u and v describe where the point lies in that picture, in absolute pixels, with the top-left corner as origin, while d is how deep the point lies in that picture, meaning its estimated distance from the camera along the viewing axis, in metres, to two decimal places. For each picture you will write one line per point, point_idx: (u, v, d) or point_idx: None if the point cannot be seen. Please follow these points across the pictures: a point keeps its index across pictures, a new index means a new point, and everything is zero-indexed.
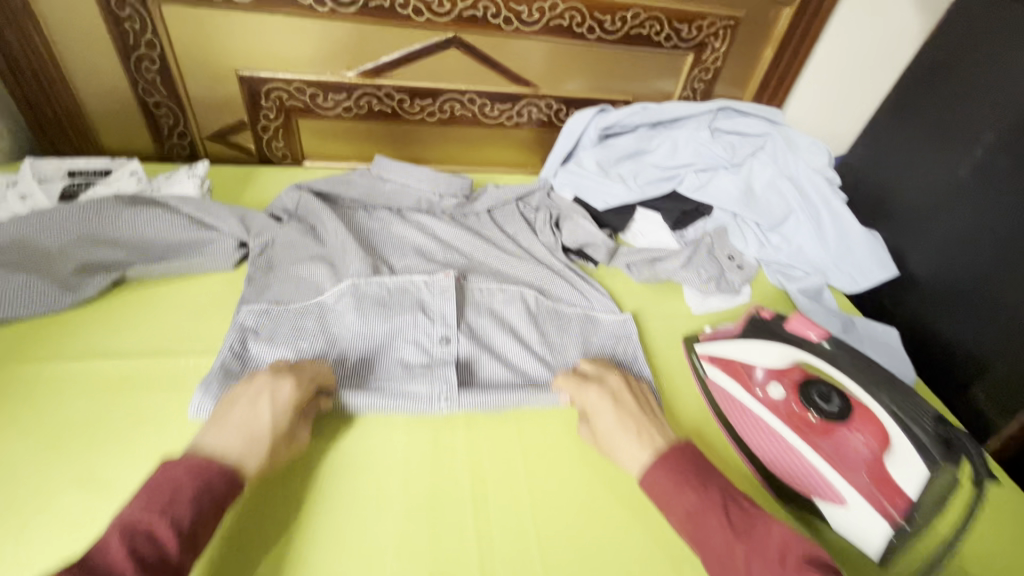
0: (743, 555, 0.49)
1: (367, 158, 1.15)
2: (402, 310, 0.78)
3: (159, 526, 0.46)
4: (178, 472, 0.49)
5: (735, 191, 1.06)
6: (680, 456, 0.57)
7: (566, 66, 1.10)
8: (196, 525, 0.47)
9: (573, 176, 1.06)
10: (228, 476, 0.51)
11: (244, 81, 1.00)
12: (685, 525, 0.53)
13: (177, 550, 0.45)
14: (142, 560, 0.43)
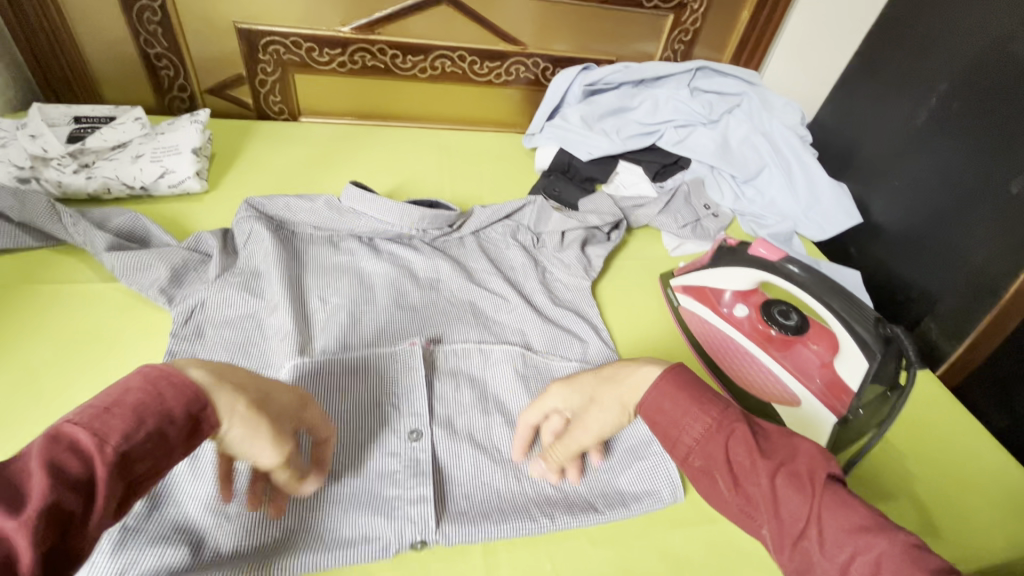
0: (766, 473, 0.43)
1: (361, 114, 1.19)
2: (364, 392, 0.66)
3: (87, 443, 0.35)
4: (134, 380, 0.40)
5: (712, 145, 1.12)
6: (683, 374, 0.50)
7: (552, 26, 1.14)
8: (135, 448, 0.37)
9: (558, 130, 1.12)
10: (188, 396, 0.40)
11: (243, 35, 1.03)
12: (700, 444, 0.47)
13: (107, 474, 0.35)
14: (57, 477, 0.34)
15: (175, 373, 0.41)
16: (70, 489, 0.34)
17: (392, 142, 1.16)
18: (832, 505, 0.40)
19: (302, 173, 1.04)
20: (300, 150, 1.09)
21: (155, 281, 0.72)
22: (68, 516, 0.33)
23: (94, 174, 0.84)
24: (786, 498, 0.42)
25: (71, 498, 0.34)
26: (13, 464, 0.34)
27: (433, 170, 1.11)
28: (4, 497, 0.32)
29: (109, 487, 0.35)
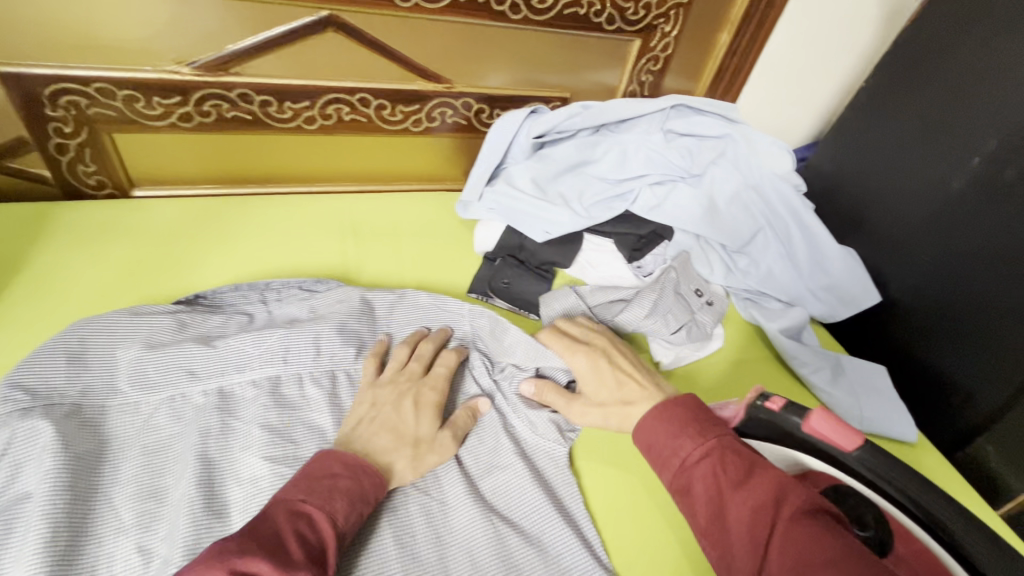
0: (735, 505, 0.46)
1: (228, 181, 0.85)
2: None
3: (321, 517, 0.47)
4: (335, 466, 0.51)
5: (698, 210, 0.87)
6: (676, 407, 0.54)
7: (485, 55, 0.85)
8: (347, 526, 0.48)
9: (502, 198, 0.84)
10: (376, 486, 0.52)
11: (13, 82, 0.67)
12: (679, 475, 0.50)
13: (331, 545, 0.46)
14: (304, 543, 0.44)
15: (350, 453, 0.53)
16: (310, 555, 0.44)
17: (272, 217, 0.82)
18: (791, 542, 0.41)
19: (125, 288, 0.69)
20: (125, 249, 0.74)
21: None
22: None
23: None
24: (750, 531, 0.44)
25: (308, 561, 0.44)
26: (268, 527, 0.44)
27: (333, 259, 0.79)
28: (274, 549, 0.43)
29: (332, 555, 0.46)
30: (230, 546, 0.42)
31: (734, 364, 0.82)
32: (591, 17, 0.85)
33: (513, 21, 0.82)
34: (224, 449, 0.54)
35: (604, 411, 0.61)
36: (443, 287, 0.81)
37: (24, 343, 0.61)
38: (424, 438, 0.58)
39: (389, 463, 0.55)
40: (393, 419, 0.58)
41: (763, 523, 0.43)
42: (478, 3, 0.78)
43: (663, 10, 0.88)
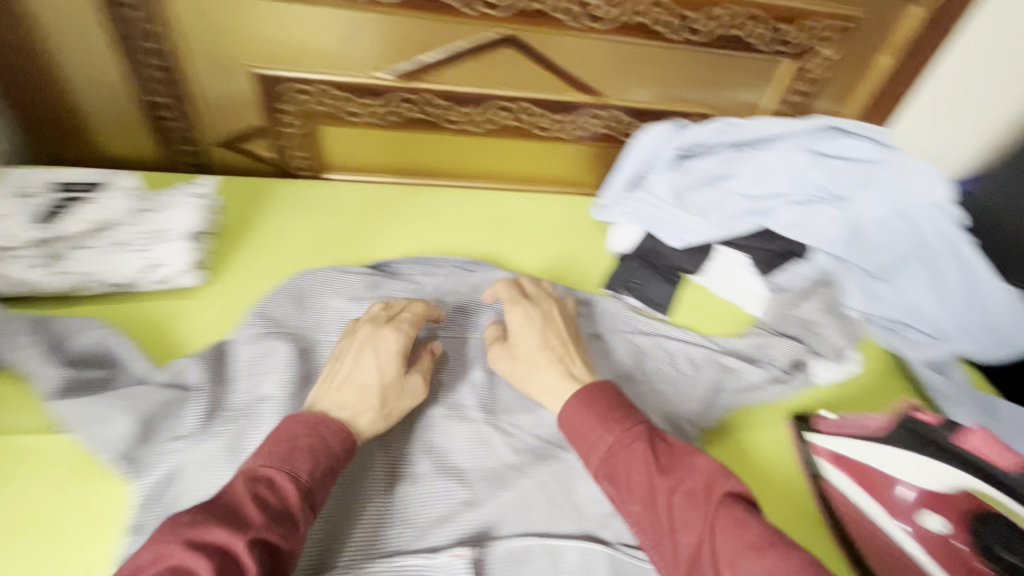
0: (664, 492, 0.49)
1: (401, 172, 0.99)
2: None
3: (280, 478, 0.48)
4: (296, 427, 0.53)
5: (838, 231, 0.88)
6: (599, 392, 0.58)
7: (639, 72, 0.92)
8: (314, 481, 0.50)
9: (642, 204, 0.90)
10: (341, 436, 0.54)
11: (263, 82, 0.85)
12: (605, 459, 0.54)
13: (298, 502, 0.48)
14: (264, 506, 0.46)
15: (313, 413, 0.54)
16: (275, 516, 0.46)
17: (435, 204, 0.94)
18: (724, 531, 0.45)
19: (323, 252, 0.84)
20: (323, 221, 0.88)
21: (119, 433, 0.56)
22: (275, 534, 0.45)
23: (67, 270, 0.68)
24: (683, 515, 0.48)
25: (274, 525, 0.46)
26: (228, 499, 0.46)
27: (483, 245, 0.89)
28: (234, 518, 0.45)
29: (299, 512, 0.48)
30: (186, 520, 0.44)
31: (866, 390, 0.80)
32: (748, 39, 0.88)
33: (672, 42, 0.87)
34: None
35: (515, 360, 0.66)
36: (578, 280, 0.88)
37: (257, 286, 0.76)
38: (391, 385, 0.60)
39: (354, 417, 0.57)
40: (356, 376, 0.59)
41: (694, 509, 0.48)
42: (641, 25, 0.85)
43: (823, 33, 0.89)
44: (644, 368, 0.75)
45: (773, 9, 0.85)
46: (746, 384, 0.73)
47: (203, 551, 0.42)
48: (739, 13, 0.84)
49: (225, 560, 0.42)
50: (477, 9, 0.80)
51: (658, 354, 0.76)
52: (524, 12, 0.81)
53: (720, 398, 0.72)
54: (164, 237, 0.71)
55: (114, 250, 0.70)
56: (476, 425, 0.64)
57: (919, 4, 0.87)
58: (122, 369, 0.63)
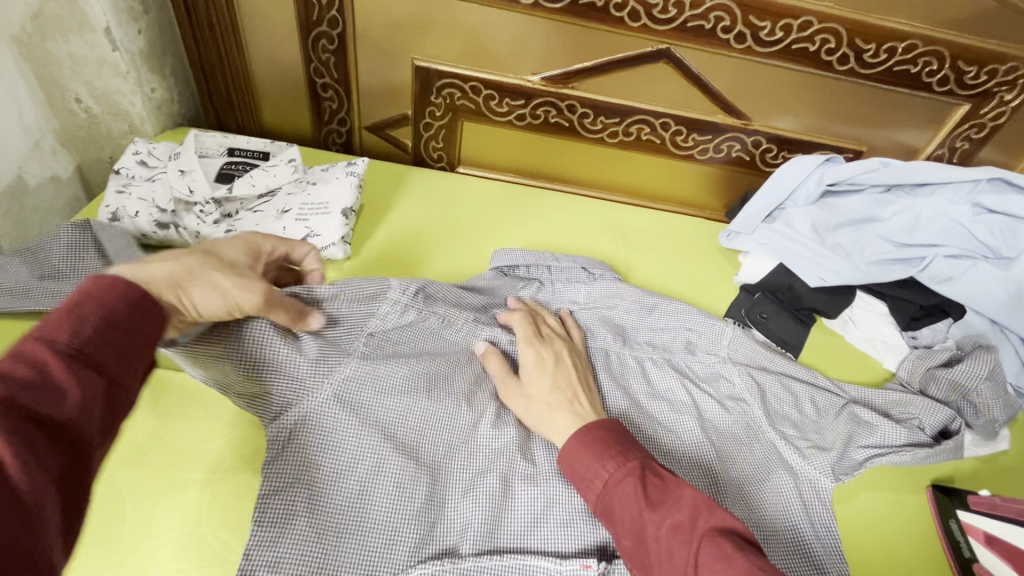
0: (653, 526, 0.46)
1: (527, 173, 1.01)
2: None
3: (47, 351, 0.33)
4: (74, 296, 0.36)
5: (1001, 294, 0.80)
6: (600, 430, 0.54)
7: (794, 101, 0.88)
8: (101, 346, 0.35)
9: (777, 237, 0.85)
10: (131, 292, 0.38)
11: (419, 73, 0.89)
12: (600, 496, 0.50)
13: (62, 369, 0.33)
14: (17, 387, 0.31)
15: (102, 280, 0.37)
16: (31, 396, 0.31)
17: (559, 210, 0.95)
18: (711, 565, 0.42)
19: (452, 243, 0.85)
20: (454, 213, 0.90)
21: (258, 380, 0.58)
22: (47, 413, 0.32)
23: (234, 228, 0.73)
24: (670, 549, 0.45)
25: (25, 402, 0.31)
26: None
27: (605, 256, 0.89)
28: None
29: (83, 383, 0.33)
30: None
31: (1018, 472, 0.72)
32: (922, 77, 0.83)
33: (837, 72, 0.83)
34: None
35: (527, 400, 0.62)
36: (699, 304, 0.85)
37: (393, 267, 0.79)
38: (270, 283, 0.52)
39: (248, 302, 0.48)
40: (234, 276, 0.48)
41: (681, 544, 0.45)
42: (807, 52, 0.81)
43: (1010, 79, 0.82)
44: (768, 406, 0.69)
45: (959, 48, 0.79)
46: (885, 443, 0.65)
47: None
48: (918, 48, 0.79)
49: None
50: (641, 22, 0.80)
51: (783, 394, 0.70)
52: (687, 28, 0.80)
53: (855, 451, 0.65)
54: (319, 209, 0.76)
55: (277, 215, 0.74)
56: None
57: None
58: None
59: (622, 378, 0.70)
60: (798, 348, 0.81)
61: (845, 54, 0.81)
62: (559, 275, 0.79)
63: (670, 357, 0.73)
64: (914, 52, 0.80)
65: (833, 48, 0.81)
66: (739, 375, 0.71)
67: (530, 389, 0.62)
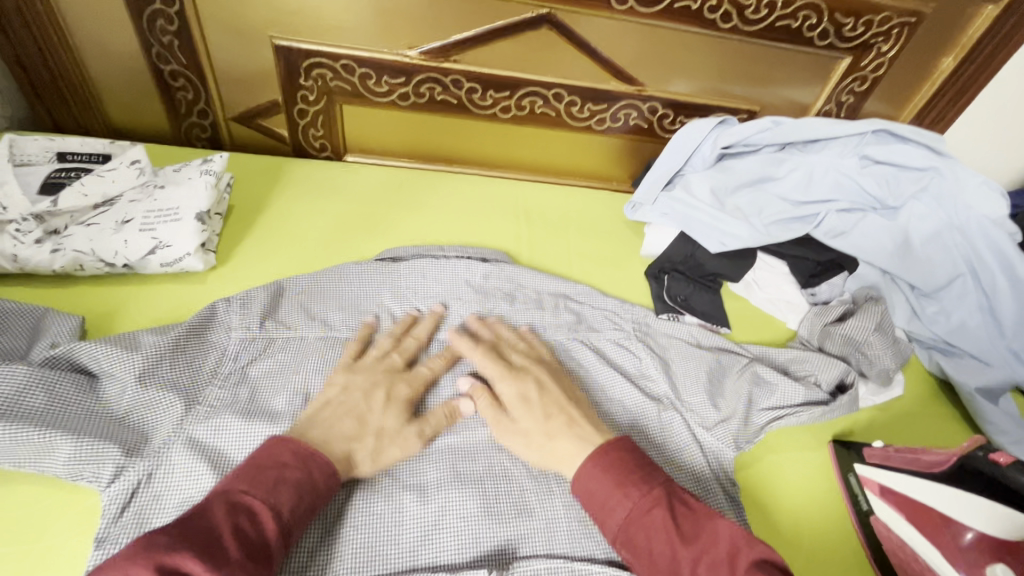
0: (689, 565, 0.42)
1: (421, 156, 0.94)
2: None
3: (262, 512, 0.42)
4: (284, 455, 0.46)
5: (889, 243, 0.82)
6: (616, 452, 0.50)
7: (684, 62, 0.85)
8: (295, 519, 0.43)
9: (678, 206, 0.83)
10: (328, 473, 0.47)
11: (282, 53, 0.79)
12: (624, 527, 0.46)
13: (275, 539, 0.41)
14: (242, 539, 0.39)
15: (302, 441, 0.48)
16: (248, 548, 0.39)
17: (457, 195, 0.89)
18: None
19: (335, 240, 0.77)
20: (339, 206, 0.82)
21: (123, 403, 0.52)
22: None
23: (62, 246, 0.62)
24: None
25: (251, 562, 0.39)
26: (203, 526, 0.39)
27: (506, 239, 0.84)
28: (209, 548, 0.37)
29: (276, 550, 0.41)
30: (155, 547, 0.36)
31: (911, 414, 0.75)
32: (804, 31, 0.82)
33: (721, 30, 0.81)
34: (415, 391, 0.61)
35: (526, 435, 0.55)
36: (607, 281, 0.82)
37: (263, 273, 0.70)
38: (392, 430, 0.54)
39: (349, 453, 0.51)
40: (358, 405, 0.54)
41: None
42: (690, 10, 0.79)
43: (885, 29, 0.83)
44: (674, 379, 0.67)
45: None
46: (787, 403, 0.65)
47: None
48: (796, 2, 0.78)
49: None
50: None
51: (689, 365, 0.69)
52: None
53: (757, 415, 0.65)
54: (169, 215, 0.66)
55: (116, 227, 0.64)
56: None
57: (990, 2, 0.81)
58: (104, 372, 0.53)
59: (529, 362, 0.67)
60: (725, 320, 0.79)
61: (727, 12, 0.79)
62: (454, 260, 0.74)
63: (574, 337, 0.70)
64: (792, 6, 0.79)
65: (715, 5, 0.78)
66: (642, 353, 0.69)
67: (518, 415, 0.56)
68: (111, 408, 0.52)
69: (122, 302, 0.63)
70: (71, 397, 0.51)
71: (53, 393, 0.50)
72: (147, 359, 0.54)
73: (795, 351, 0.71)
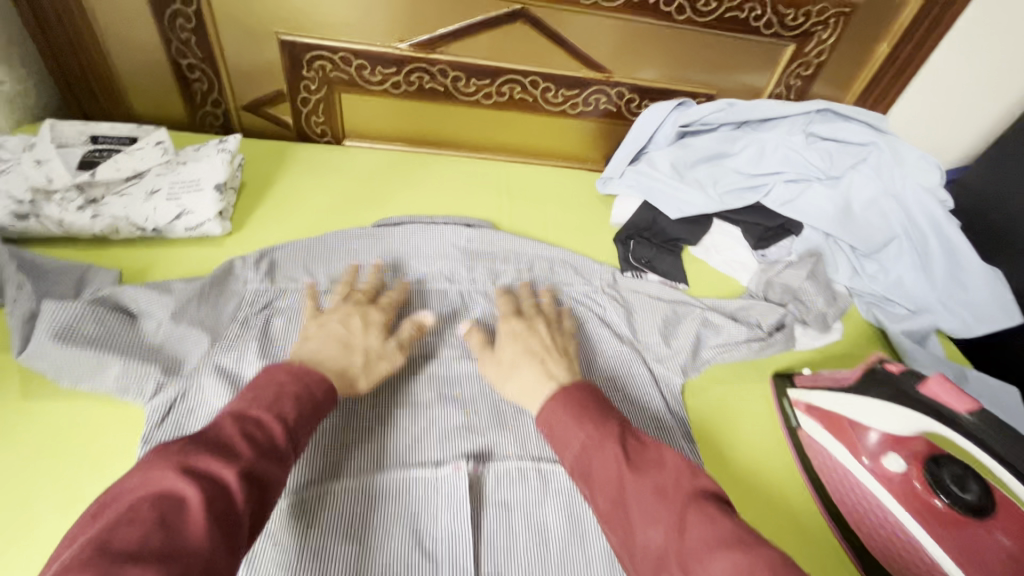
0: (634, 486, 0.45)
1: (412, 140, 1.04)
2: (394, 539, 0.53)
3: (268, 419, 0.45)
4: (281, 374, 0.50)
5: (831, 209, 0.92)
6: (576, 393, 0.54)
7: (646, 51, 0.95)
8: (298, 426, 0.47)
9: (642, 178, 0.93)
10: (323, 385, 0.51)
11: (287, 47, 0.89)
12: (580, 457, 0.49)
13: (284, 438, 0.45)
14: (254, 443, 0.43)
15: (295, 363, 0.51)
16: (261, 452, 0.43)
17: (445, 173, 0.99)
18: (697, 521, 0.41)
19: (337, 211, 0.87)
20: (339, 183, 0.92)
21: (157, 339, 0.62)
22: (264, 472, 0.42)
23: (101, 212, 0.72)
24: (652, 509, 0.43)
25: (263, 459, 0.42)
26: (215, 433, 0.42)
27: (489, 210, 0.94)
28: (222, 449, 0.41)
29: (286, 452, 0.44)
30: (178, 449, 0.39)
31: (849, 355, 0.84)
32: (751, 22, 0.92)
33: (677, 21, 0.91)
34: (409, 331, 0.71)
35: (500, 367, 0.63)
36: (579, 246, 0.92)
37: (274, 238, 0.80)
38: (374, 350, 0.61)
39: (337, 365, 0.57)
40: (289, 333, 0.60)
41: (659, 506, 0.43)
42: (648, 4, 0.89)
43: (823, 18, 0.93)
44: (633, 322, 0.77)
45: None
46: (729, 339, 0.75)
47: (194, 479, 0.38)
48: None
49: (216, 493, 0.38)
50: None
51: (648, 311, 0.79)
52: None
53: (704, 352, 0.75)
54: (192, 187, 0.76)
55: (146, 197, 0.74)
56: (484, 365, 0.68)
57: None
58: (143, 312, 0.63)
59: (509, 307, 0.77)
60: (685, 279, 0.89)
61: (681, 5, 0.89)
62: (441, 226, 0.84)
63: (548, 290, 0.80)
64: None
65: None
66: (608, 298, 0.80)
67: (502, 353, 0.64)
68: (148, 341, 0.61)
69: (152, 261, 0.73)
70: (117, 330, 0.60)
71: (103, 326, 0.59)
72: (180, 300, 0.64)
73: (742, 301, 0.81)
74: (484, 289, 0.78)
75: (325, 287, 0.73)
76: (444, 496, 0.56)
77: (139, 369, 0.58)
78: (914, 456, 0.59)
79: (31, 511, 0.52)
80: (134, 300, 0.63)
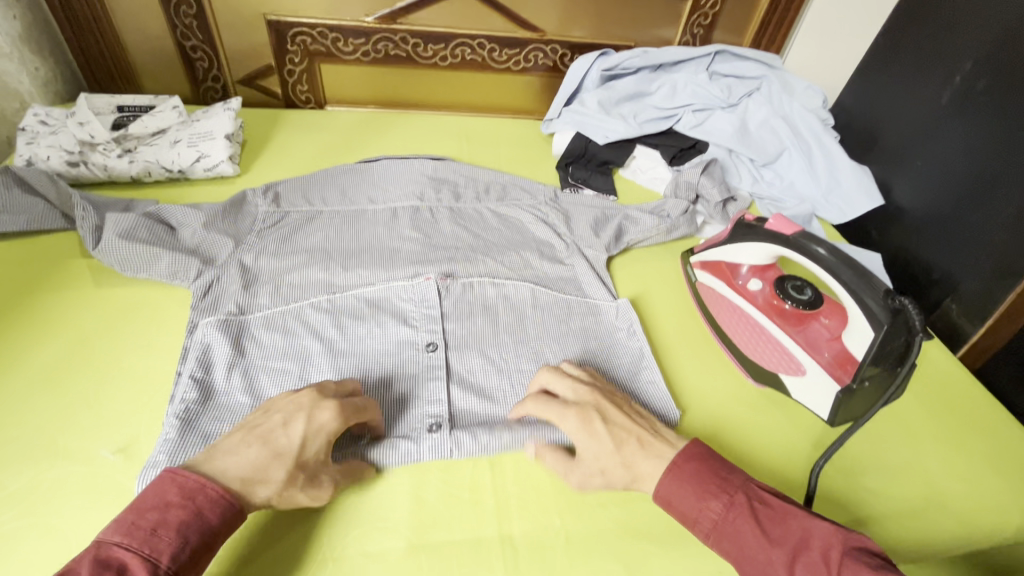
0: (784, 562, 0.48)
1: (383, 101, 1.23)
2: (396, 349, 0.72)
3: (135, 564, 0.43)
4: (170, 494, 0.47)
5: (730, 128, 1.12)
6: (689, 461, 0.55)
7: (571, 11, 1.15)
8: (176, 564, 0.44)
9: (575, 115, 1.14)
10: (219, 507, 0.48)
11: (272, 26, 1.08)
12: (717, 537, 0.52)
13: None
14: None
15: (192, 476, 0.49)
16: None
17: (411, 126, 1.18)
18: None
19: (324, 156, 1.05)
20: (324, 136, 1.10)
21: (191, 245, 0.79)
22: None
23: (136, 159, 0.90)
24: None
25: None
26: None
27: (450, 150, 1.13)
28: None
29: None
30: None
31: None
32: None
33: None
34: (388, 232, 0.90)
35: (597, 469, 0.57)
36: (527, 173, 1.11)
37: (275, 175, 0.98)
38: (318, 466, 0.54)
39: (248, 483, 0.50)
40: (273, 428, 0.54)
41: None
42: None
43: None
44: (570, 221, 0.95)
45: None
46: (646, 226, 0.94)
47: None
48: None
49: None
50: None
51: (580, 209, 0.97)
52: None
53: (625, 237, 0.93)
54: (206, 137, 0.94)
55: (170, 146, 0.92)
56: (450, 252, 0.87)
57: None
58: (180, 225, 0.81)
59: (467, 212, 0.96)
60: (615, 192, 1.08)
61: None
62: (408, 159, 1.01)
63: (500, 202, 0.98)
64: None
65: None
66: (549, 204, 0.98)
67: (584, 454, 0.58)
68: (184, 244, 0.79)
69: (179, 195, 0.91)
70: (163, 236, 0.78)
71: (152, 233, 0.78)
72: (208, 214, 0.82)
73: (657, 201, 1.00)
74: (446, 202, 0.96)
75: (315, 205, 0.91)
76: (420, 332, 0.74)
77: (180, 261, 0.75)
78: (768, 279, 0.80)
79: (111, 352, 0.69)
80: (171, 217, 0.80)
